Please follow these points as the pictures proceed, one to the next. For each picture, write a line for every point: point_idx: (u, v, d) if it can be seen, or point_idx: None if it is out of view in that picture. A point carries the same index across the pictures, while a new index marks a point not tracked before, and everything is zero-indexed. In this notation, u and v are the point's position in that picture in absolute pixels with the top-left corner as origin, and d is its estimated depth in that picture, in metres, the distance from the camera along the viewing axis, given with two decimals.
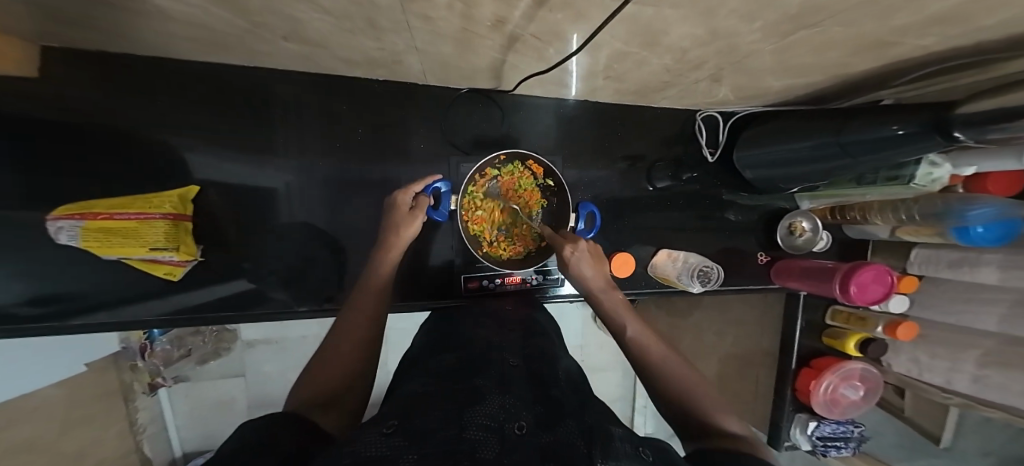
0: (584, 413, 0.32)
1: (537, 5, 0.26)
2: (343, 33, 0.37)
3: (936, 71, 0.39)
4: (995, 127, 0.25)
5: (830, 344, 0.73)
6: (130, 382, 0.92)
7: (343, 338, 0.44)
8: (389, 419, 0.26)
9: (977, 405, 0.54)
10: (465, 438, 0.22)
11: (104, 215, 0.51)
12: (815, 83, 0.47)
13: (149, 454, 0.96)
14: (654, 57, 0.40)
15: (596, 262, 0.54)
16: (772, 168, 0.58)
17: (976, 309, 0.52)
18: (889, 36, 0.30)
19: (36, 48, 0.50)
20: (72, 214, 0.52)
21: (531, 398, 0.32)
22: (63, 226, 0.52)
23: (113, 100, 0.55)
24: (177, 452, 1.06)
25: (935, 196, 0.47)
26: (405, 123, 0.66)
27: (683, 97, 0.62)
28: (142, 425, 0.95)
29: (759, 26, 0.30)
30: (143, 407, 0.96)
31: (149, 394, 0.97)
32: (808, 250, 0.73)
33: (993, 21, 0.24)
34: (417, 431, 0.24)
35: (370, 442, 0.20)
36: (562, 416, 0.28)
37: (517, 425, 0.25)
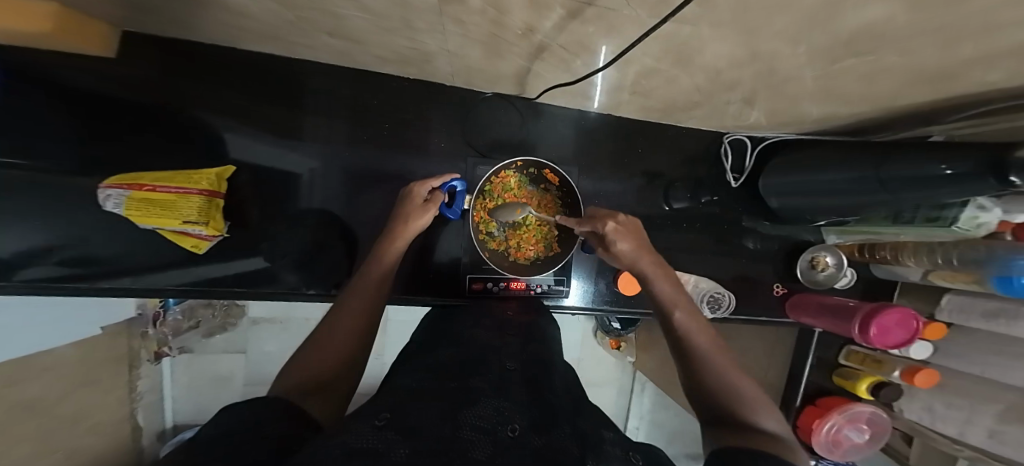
0: (580, 419, 0.33)
1: (571, 17, 0.26)
2: (379, 31, 0.38)
3: (988, 109, 0.37)
4: None
5: (840, 384, 0.69)
6: (137, 349, 0.94)
7: (339, 323, 0.43)
8: (382, 411, 0.27)
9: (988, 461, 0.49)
10: (460, 437, 0.23)
11: (149, 187, 0.54)
12: (853, 114, 0.45)
13: (141, 422, 0.97)
14: (685, 76, 0.39)
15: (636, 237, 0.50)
16: (797, 197, 0.56)
17: (1008, 363, 0.47)
18: (944, 69, 0.28)
19: (116, 32, 0.54)
20: (122, 183, 0.55)
21: (526, 402, 0.31)
22: (111, 194, 0.55)
23: (152, 77, 0.58)
24: (168, 423, 1.07)
25: (979, 242, 0.44)
26: (428, 122, 0.67)
27: (711, 118, 0.60)
28: (141, 393, 0.96)
29: (803, 50, 0.29)
30: (145, 374, 0.98)
31: (153, 362, 1.00)
32: (828, 286, 0.70)
33: None
34: (409, 428, 0.23)
35: (363, 435, 0.20)
36: (557, 422, 0.29)
37: (510, 428, 0.26)
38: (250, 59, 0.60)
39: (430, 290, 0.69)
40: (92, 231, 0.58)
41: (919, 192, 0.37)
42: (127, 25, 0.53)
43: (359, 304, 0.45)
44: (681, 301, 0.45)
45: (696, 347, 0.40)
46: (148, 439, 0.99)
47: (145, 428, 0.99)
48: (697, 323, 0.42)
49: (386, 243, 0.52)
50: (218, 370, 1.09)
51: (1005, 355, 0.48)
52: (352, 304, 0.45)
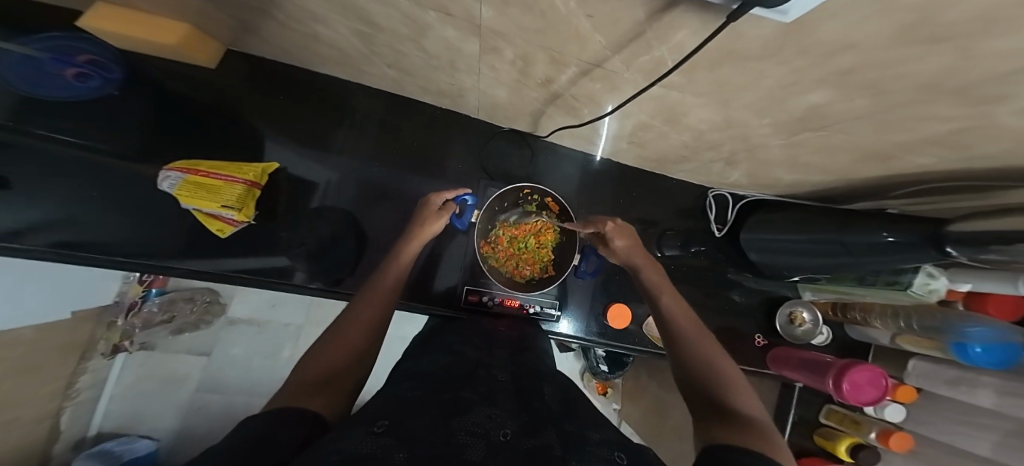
0: (572, 418, 0.33)
1: (582, 74, 0.33)
2: (429, 68, 0.46)
3: (924, 188, 0.43)
4: (1000, 246, 0.29)
5: (820, 444, 0.70)
6: (96, 339, 0.87)
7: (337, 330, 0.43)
8: (380, 418, 0.28)
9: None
10: (454, 441, 0.24)
11: (204, 173, 0.59)
12: (819, 182, 0.52)
13: (63, 424, 0.81)
14: (675, 133, 0.46)
15: (632, 239, 0.58)
16: (775, 254, 0.61)
17: (973, 433, 0.50)
18: (888, 149, 0.35)
19: (223, 50, 0.64)
20: (183, 168, 0.59)
21: (517, 408, 0.33)
22: (170, 175, 0.58)
23: (205, 77, 0.64)
24: (92, 429, 0.90)
25: (936, 309, 0.50)
26: (447, 147, 0.74)
27: (698, 173, 0.68)
28: (77, 390, 0.84)
29: (769, 121, 0.35)
30: (92, 369, 0.87)
31: (106, 357, 0.91)
32: (807, 343, 0.72)
33: (980, 150, 0.28)
34: (405, 434, 0.24)
35: (361, 443, 0.22)
36: (545, 424, 0.29)
37: (501, 432, 0.27)
38: (297, 75, 0.68)
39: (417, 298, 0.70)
40: (113, 207, 0.61)
41: (877, 258, 0.43)
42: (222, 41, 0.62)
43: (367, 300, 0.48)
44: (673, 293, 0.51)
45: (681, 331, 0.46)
46: (61, 446, 0.80)
47: (65, 432, 0.82)
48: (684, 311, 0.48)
49: (401, 243, 0.57)
50: (173, 371, 1.02)
51: (973, 424, 0.50)
52: (353, 313, 0.46)
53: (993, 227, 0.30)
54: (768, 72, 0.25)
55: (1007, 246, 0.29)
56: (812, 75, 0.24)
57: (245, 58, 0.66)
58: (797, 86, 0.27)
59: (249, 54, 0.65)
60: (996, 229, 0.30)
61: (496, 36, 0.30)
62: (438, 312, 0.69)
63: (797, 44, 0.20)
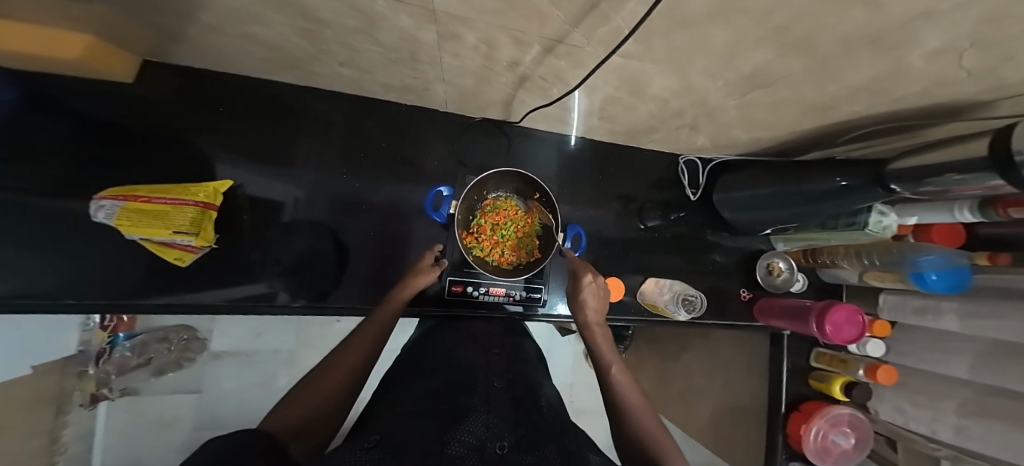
0: (566, 438, 0.34)
1: (546, 52, 0.33)
2: (387, 62, 0.44)
3: (856, 134, 0.48)
4: (932, 180, 0.32)
5: (817, 387, 0.75)
6: (70, 392, 0.81)
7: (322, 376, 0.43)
8: (375, 433, 0.30)
9: (964, 457, 0.56)
10: (447, 453, 0.25)
11: (144, 198, 0.54)
12: (776, 138, 0.55)
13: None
14: (641, 103, 0.47)
15: (602, 298, 0.56)
16: (746, 212, 0.64)
17: (947, 358, 0.57)
18: (830, 101, 0.37)
19: (140, 60, 0.57)
20: (117, 195, 0.54)
21: (512, 419, 0.34)
22: (104, 205, 0.53)
23: (137, 96, 0.59)
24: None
25: (891, 245, 0.55)
26: (418, 143, 0.72)
27: (667, 142, 0.70)
28: (64, 443, 0.78)
29: (722, 84, 0.36)
30: (74, 421, 0.82)
31: (86, 408, 0.85)
32: (786, 290, 0.77)
33: (909, 90, 0.31)
34: (394, 445, 0.26)
35: (353, 454, 0.24)
36: (543, 441, 0.31)
37: (498, 445, 0.28)
38: (243, 83, 0.64)
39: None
40: (68, 249, 0.56)
41: (833, 202, 0.46)
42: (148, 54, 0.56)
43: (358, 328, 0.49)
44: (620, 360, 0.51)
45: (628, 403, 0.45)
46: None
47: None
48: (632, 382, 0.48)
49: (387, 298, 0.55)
50: (163, 415, 0.96)
51: (944, 349, 0.58)
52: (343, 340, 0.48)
53: (924, 163, 0.33)
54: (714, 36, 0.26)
55: (935, 178, 0.32)
56: (754, 35, 0.25)
57: (176, 69, 0.60)
58: (742, 48, 0.28)
59: (179, 65, 0.60)
60: (929, 163, 0.32)
61: (454, 21, 0.30)
62: (425, 311, 0.69)
63: (738, 5, 0.21)
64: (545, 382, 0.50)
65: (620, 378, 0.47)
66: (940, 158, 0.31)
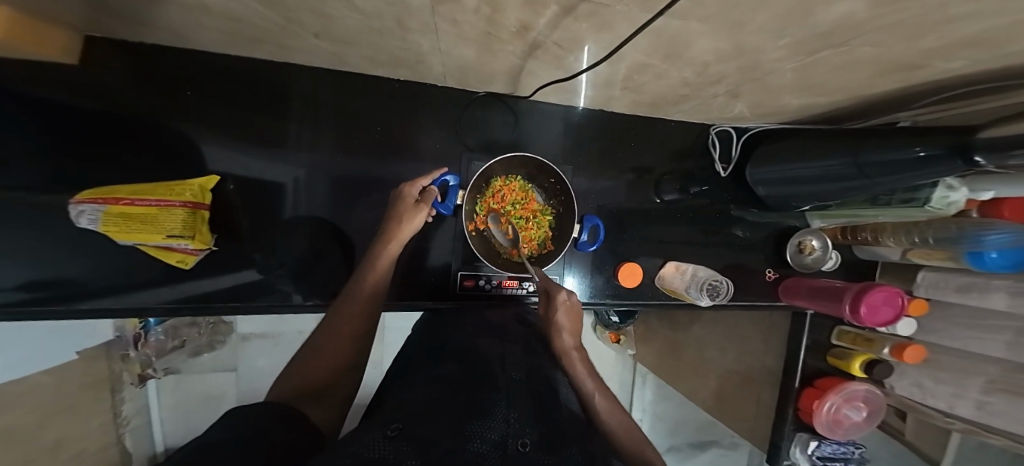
0: (590, 440, 0.32)
1: (565, 13, 0.26)
2: (372, 32, 0.38)
3: (937, 98, 0.41)
4: (1016, 154, 0.27)
5: (835, 364, 0.76)
6: (119, 373, 0.87)
7: (318, 356, 0.43)
8: (395, 420, 0.27)
9: (983, 431, 0.57)
10: (470, 449, 0.23)
11: (126, 201, 0.52)
12: (830, 104, 0.47)
13: (129, 447, 0.88)
14: (675, 70, 0.40)
15: (573, 317, 0.53)
16: (784, 186, 0.58)
17: (983, 336, 0.56)
18: (917, 61, 0.30)
19: (80, 37, 0.51)
20: (96, 198, 0.52)
21: (534, 415, 0.32)
22: (85, 210, 0.51)
23: (101, 81, 0.54)
24: (158, 447, 0.99)
25: (950, 221, 0.51)
26: (417, 123, 0.67)
27: (698, 111, 0.62)
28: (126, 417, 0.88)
29: (785, 43, 0.29)
30: (130, 398, 0.90)
31: (137, 385, 0.92)
32: (816, 269, 0.76)
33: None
34: (417, 437, 0.24)
35: (374, 445, 0.21)
36: (565, 442, 0.28)
37: (520, 442, 0.26)
38: (213, 63, 0.58)
39: (404, 294, 0.68)
40: (80, 251, 0.55)
41: (893, 177, 0.39)
42: (109, 32, 0.50)
43: (349, 322, 0.46)
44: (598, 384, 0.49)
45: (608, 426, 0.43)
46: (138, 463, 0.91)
47: (135, 453, 0.90)
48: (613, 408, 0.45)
49: (379, 243, 0.54)
50: (209, 391, 1.04)
51: (981, 327, 0.56)
52: (334, 323, 0.46)
53: (1011, 132, 0.27)
54: None
55: (1016, 151, 0.26)
56: None
57: (131, 49, 0.54)
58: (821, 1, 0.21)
59: (127, 42, 0.54)
60: (1015, 132, 0.26)
61: None
62: (427, 304, 0.68)
63: None
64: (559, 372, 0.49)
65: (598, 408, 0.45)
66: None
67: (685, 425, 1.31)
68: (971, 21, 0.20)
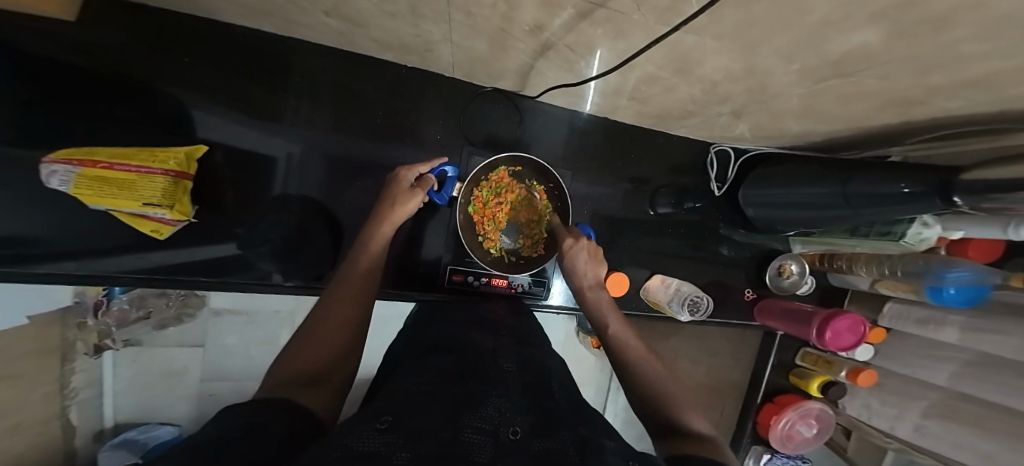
0: (583, 424, 0.33)
1: (581, 17, 0.26)
2: (383, 15, 0.37)
3: (936, 134, 0.42)
4: (993, 196, 0.28)
5: (796, 383, 0.80)
6: (73, 341, 0.82)
7: (305, 341, 0.40)
8: (386, 413, 0.26)
9: (913, 450, 0.66)
10: (462, 440, 0.22)
11: (104, 164, 0.47)
12: (829, 133, 0.49)
13: (74, 421, 0.83)
14: (684, 85, 0.40)
15: (591, 258, 0.58)
16: (772, 210, 0.60)
17: (933, 364, 0.62)
18: (917, 97, 0.31)
19: None
20: (71, 159, 0.47)
21: (526, 406, 0.31)
22: (56, 170, 0.46)
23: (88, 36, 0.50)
24: (108, 422, 0.94)
25: (919, 256, 0.54)
26: (420, 109, 0.65)
27: (701, 128, 0.63)
28: (73, 389, 0.82)
29: (795, 67, 0.29)
30: (81, 369, 0.84)
31: (92, 356, 0.87)
32: (792, 292, 0.79)
33: (1018, 94, 0.25)
34: (414, 429, 0.23)
35: (366, 439, 0.20)
36: (557, 428, 0.28)
37: (511, 430, 0.25)
38: (210, 27, 0.55)
39: (392, 283, 0.67)
40: (41, 209, 0.51)
41: (874, 209, 0.41)
42: None
43: (338, 309, 0.44)
44: (619, 316, 0.53)
45: (631, 354, 0.47)
46: (82, 439, 0.87)
47: (79, 428, 0.86)
48: (633, 336, 0.50)
49: (372, 227, 0.52)
50: (170, 366, 0.99)
51: (934, 356, 0.62)
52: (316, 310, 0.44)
53: (988, 177, 0.28)
54: (809, 21, 0.19)
55: (1001, 194, 0.27)
56: (853, 21, 0.19)
57: (124, 8, 0.51)
58: (833, 34, 0.21)
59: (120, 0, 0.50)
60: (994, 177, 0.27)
61: None
62: (416, 296, 0.67)
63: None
64: (555, 365, 0.49)
65: (619, 335, 0.50)
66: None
67: None
68: (975, 63, 0.21)
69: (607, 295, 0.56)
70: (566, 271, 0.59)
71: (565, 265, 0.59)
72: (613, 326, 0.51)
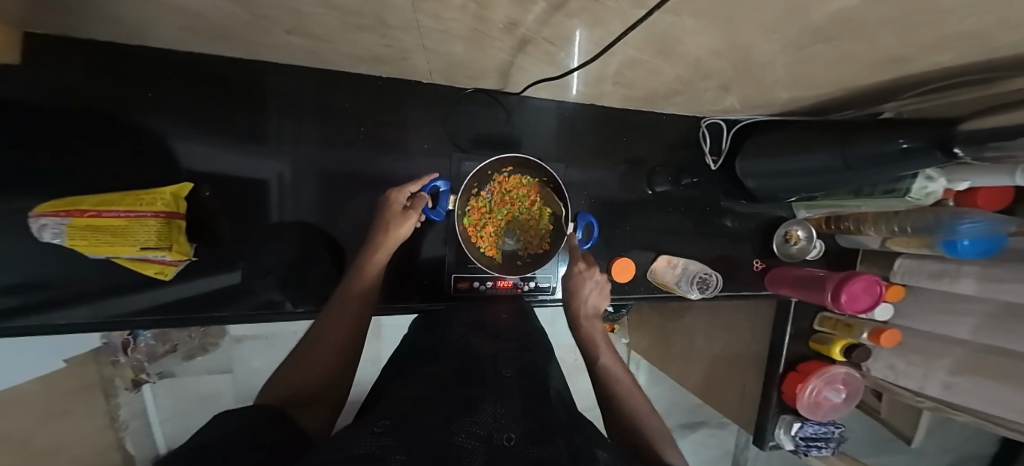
0: (576, 434, 0.32)
1: (554, 9, 0.25)
2: (350, 29, 0.36)
3: (935, 87, 0.41)
4: (992, 146, 0.27)
5: (817, 348, 0.80)
6: (111, 378, 0.86)
7: (302, 371, 0.41)
8: (384, 417, 0.26)
9: (946, 408, 0.64)
10: (455, 444, 0.22)
11: (92, 212, 0.46)
12: (820, 96, 0.48)
13: (131, 450, 0.89)
14: (668, 65, 0.39)
15: (597, 291, 0.64)
16: (773, 179, 0.59)
17: (952, 321, 0.61)
18: (905, 54, 0.29)
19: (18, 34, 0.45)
20: (57, 210, 0.47)
21: (521, 411, 0.31)
22: (46, 223, 0.46)
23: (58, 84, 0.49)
24: (162, 449, 0.97)
25: (927, 210, 0.53)
26: (406, 118, 0.65)
27: (690, 104, 0.62)
28: (123, 421, 0.88)
29: (777, 38, 0.28)
30: (125, 403, 0.89)
31: (132, 391, 0.91)
32: (801, 258, 0.79)
33: (1007, 40, 0.24)
34: (407, 431, 0.23)
35: (361, 442, 0.20)
36: (551, 435, 0.28)
37: (505, 437, 0.25)
38: (183, 60, 0.54)
39: (394, 298, 0.67)
40: (46, 261, 0.52)
41: (879, 169, 0.40)
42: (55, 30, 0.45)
43: (326, 340, 0.44)
44: (610, 348, 0.57)
45: (614, 379, 0.52)
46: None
47: (137, 456, 0.91)
48: (618, 365, 0.54)
49: (366, 255, 0.52)
50: (201, 390, 1.01)
51: (950, 311, 0.62)
52: (320, 333, 0.45)
53: (992, 126, 0.27)
54: None
55: (999, 143, 0.26)
56: None
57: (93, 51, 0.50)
58: (815, 3, 0.20)
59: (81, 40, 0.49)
60: (999, 125, 0.26)
61: None
62: (418, 307, 0.68)
63: None
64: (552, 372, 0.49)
65: (609, 366, 0.53)
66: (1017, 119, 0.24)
67: (679, 405, 1.39)
68: (962, 17, 0.20)
69: (602, 326, 0.61)
70: (570, 295, 0.65)
71: (574, 292, 0.64)
72: (603, 357, 0.55)
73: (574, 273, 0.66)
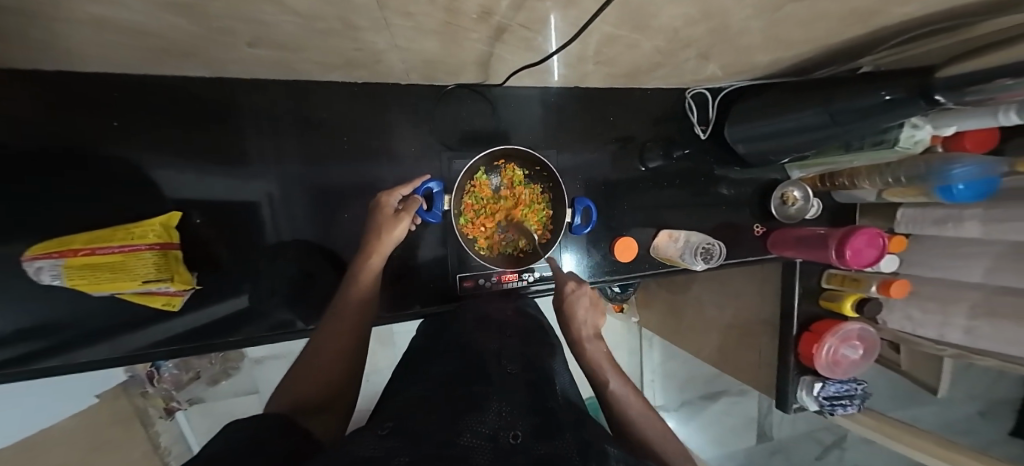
0: (584, 429, 0.31)
1: None
2: (317, 35, 0.35)
3: (910, 36, 0.40)
4: (971, 89, 0.27)
5: (828, 307, 0.81)
6: (145, 407, 0.94)
7: (306, 384, 0.42)
8: (387, 420, 0.27)
9: (970, 354, 0.65)
10: (461, 443, 0.22)
11: (85, 250, 0.46)
12: (800, 55, 0.47)
13: None
14: (644, 39, 0.39)
15: (590, 308, 0.56)
16: (763, 141, 0.59)
17: (965, 262, 0.62)
18: (880, 5, 0.29)
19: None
20: (51, 252, 0.47)
21: (530, 405, 0.32)
22: (41, 266, 0.46)
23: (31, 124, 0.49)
24: None
25: (917, 159, 0.53)
26: (389, 123, 0.64)
27: (672, 76, 0.62)
28: (166, 447, 0.97)
29: (749, 2, 0.28)
30: (163, 430, 0.97)
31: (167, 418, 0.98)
32: (800, 218, 0.79)
33: None
34: (413, 432, 0.23)
35: (367, 445, 0.20)
36: (560, 428, 0.28)
37: (511, 434, 0.25)
38: (152, 88, 0.54)
39: (397, 305, 0.67)
40: (52, 308, 0.52)
41: (865, 122, 0.39)
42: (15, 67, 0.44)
43: (333, 345, 0.45)
44: (617, 370, 0.51)
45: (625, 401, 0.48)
46: None
47: None
48: (630, 392, 0.49)
49: (361, 258, 0.52)
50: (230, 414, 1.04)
51: (961, 255, 0.63)
52: (327, 343, 0.45)
53: (969, 68, 0.27)
54: None
55: (980, 86, 0.26)
56: None
57: (61, 89, 0.50)
58: None
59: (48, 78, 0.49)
60: (978, 67, 0.26)
61: None
62: (420, 311, 0.68)
63: None
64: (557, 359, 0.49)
65: (618, 391, 0.48)
66: (998, 58, 0.25)
67: (696, 376, 1.42)
68: None
69: (604, 346, 0.54)
70: (563, 318, 0.56)
71: (567, 313, 0.55)
72: (612, 383, 0.49)
73: (563, 293, 0.57)
